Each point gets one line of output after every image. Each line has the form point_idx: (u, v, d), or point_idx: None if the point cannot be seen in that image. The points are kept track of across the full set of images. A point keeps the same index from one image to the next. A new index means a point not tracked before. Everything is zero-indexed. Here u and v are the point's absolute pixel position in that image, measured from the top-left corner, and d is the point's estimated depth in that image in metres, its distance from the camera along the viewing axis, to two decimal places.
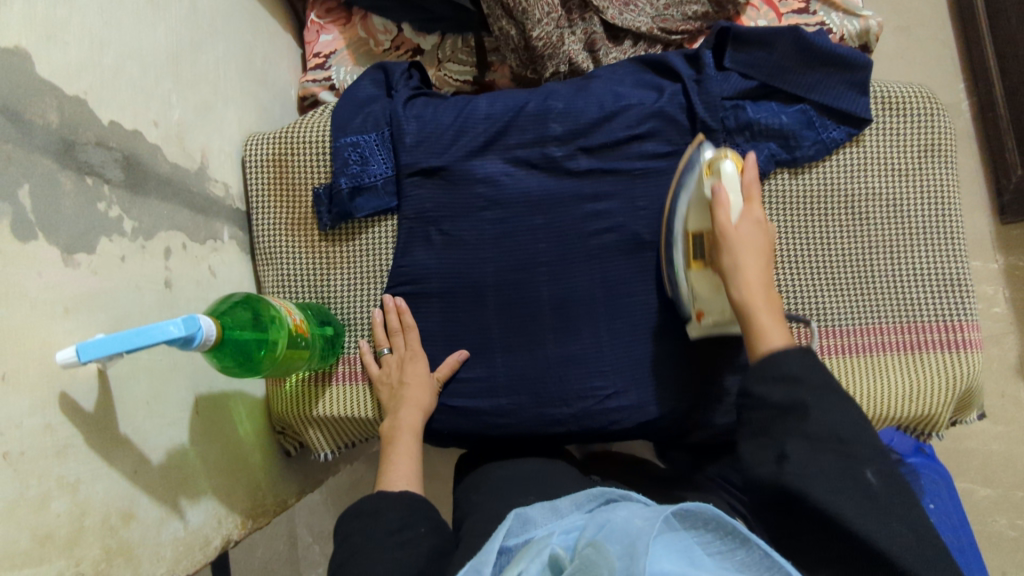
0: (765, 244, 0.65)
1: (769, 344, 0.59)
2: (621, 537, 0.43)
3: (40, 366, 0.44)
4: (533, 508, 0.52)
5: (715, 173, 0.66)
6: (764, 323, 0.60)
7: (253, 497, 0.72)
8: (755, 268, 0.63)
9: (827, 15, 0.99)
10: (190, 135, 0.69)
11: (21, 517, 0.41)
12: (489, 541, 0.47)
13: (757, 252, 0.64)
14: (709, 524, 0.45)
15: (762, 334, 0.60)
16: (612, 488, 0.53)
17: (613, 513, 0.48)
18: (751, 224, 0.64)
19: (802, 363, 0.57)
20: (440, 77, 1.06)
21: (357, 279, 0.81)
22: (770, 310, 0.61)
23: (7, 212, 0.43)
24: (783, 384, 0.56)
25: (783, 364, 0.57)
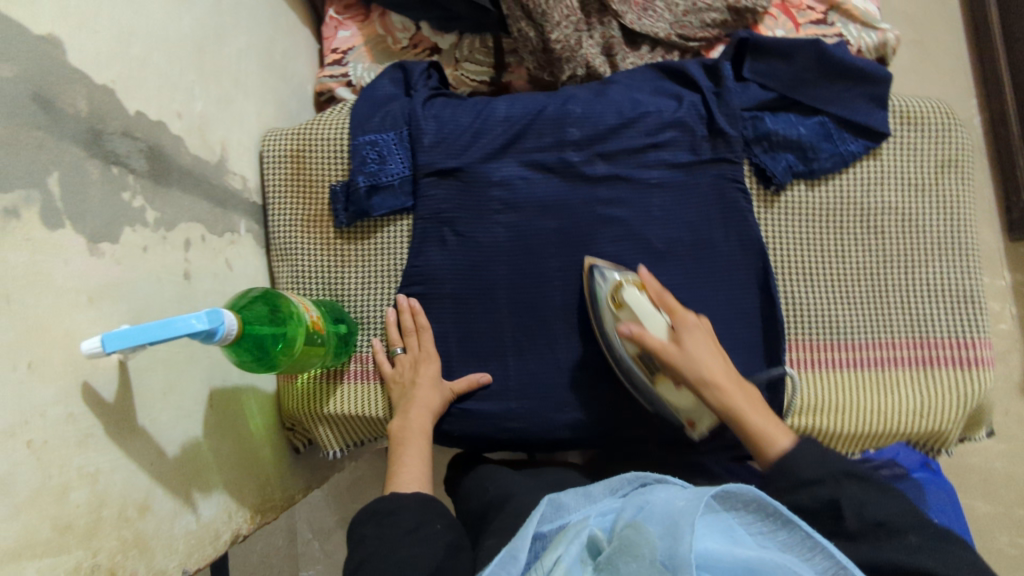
0: (710, 340, 0.68)
1: (773, 442, 0.61)
2: (664, 519, 0.44)
3: (64, 354, 0.44)
4: (566, 493, 0.52)
5: (628, 309, 0.68)
6: (759, 421, 0.62)
7: (262, 492, 0.72)
8: (714, 369, 0.65)
9: (845, 26, 0.99)
10: (210, 127, 0.69)
11: (43, 506, 0.41)
12: (522, 530, 0.47)
13: (705, 350, 0.66)
14: (749, 505, 0.46)
15: (761, 432, 0.62)
16: (647, 473, 0.52)
17: (652, 493, 0.49)
18: (688, 336, 0.66)
19: (816, 464, 0.54)
20: (457, 77, 1.06)
21: (371, 278, 0.81)
22: (754, 407, 0.63)
23: (36, 199, 0.43)
24: (807, 488, 0.53)
25: (801, 470, 0.54)
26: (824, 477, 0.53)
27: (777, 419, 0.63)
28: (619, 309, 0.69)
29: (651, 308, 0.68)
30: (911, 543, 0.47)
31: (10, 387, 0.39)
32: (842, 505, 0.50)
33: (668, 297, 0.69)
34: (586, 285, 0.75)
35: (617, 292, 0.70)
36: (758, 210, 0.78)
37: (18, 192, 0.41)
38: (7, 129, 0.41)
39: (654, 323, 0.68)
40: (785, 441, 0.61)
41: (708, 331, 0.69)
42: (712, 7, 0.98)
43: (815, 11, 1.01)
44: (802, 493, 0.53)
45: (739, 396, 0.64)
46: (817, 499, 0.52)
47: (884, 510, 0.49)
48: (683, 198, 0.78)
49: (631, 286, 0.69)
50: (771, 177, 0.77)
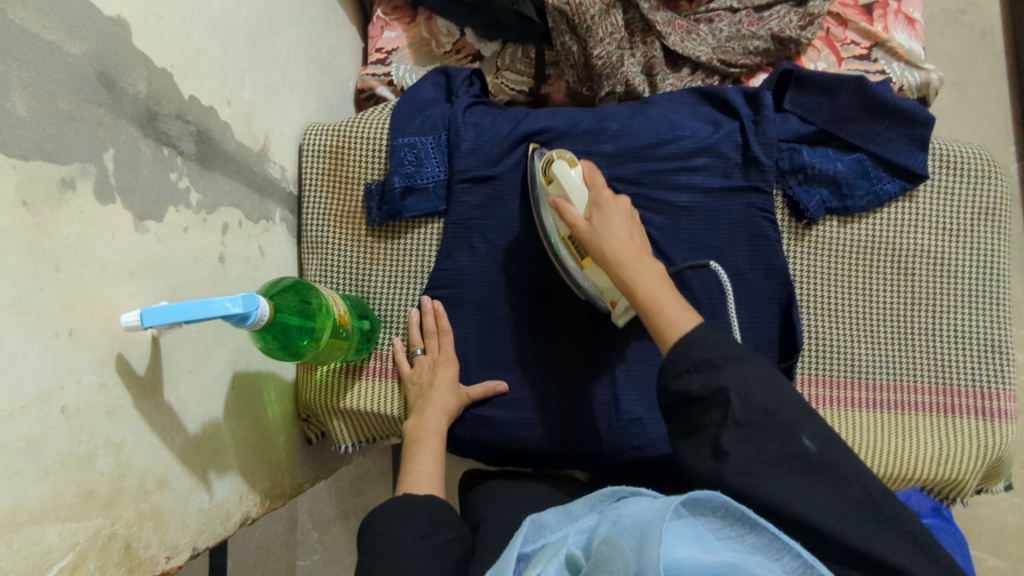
0: (628, 222, 0.64)
1: (671, 322, 0.57)
2: (634, 529, 0.41)
3: (102, 326, 0.45)
4: (548, 512, 0.53)
5: (556, 182, 0.67)
6: (662, 304, 0.58)
7: (272, 478, 0.73)
8: (624, 245, 0.61)
9: (889, 64, 0.99)
10: (256, 116, 0.70)
11: (70, 471, 0.42)
12: (506, 550, 0.47)
13: (621, 225, 0.63)
14: (717, 511, 0.42)
15: (663, 315, 0.57)
16: (623, 487, 0.53)
17: (624, 509, 0.47)
18: (604, 212, 0.63)
19: (714, 347, 0.52)
20: (497, 85, 1.07)
21: (398, 277, 0.82)
22: (662, 289, 0.59)
23: (92, 173, 0.44)
24: (698, 373, 0.52)
25: (692, 353, 0.52)
26: (714, 359, 0.51)
27: (685, 306, 0.58)
28: (551, 183, 0.69)
29: (576, 186, 0.66)
30: (807, 454, 0.47)
31: (52, 353, 0.40)
32: (731, 394, 0.50)
33: (597, 175, 0.66)
34: (532, 172, 0.77)
35: (548, 166, 0.69)
36: (788, 243, 0.78)
37: (76, 165, 0.42)
38: (72, 105, 0.43)
39: (579, 196, 0.66)
40: (684, 319, 0.56)
41: (632, 215, 0.66)
42: (756, 35, 0.98)
43: (859, 46, 1.01)
44: (694, 377, 0.52)
45: (645, 274, 0.60)
46: (707, 385, 0.51)
47: (772, 398, 0.49)
48: (714, 223, 0.78)
49: (562, 159, 0.68)
50: (804, 211, 0.77)
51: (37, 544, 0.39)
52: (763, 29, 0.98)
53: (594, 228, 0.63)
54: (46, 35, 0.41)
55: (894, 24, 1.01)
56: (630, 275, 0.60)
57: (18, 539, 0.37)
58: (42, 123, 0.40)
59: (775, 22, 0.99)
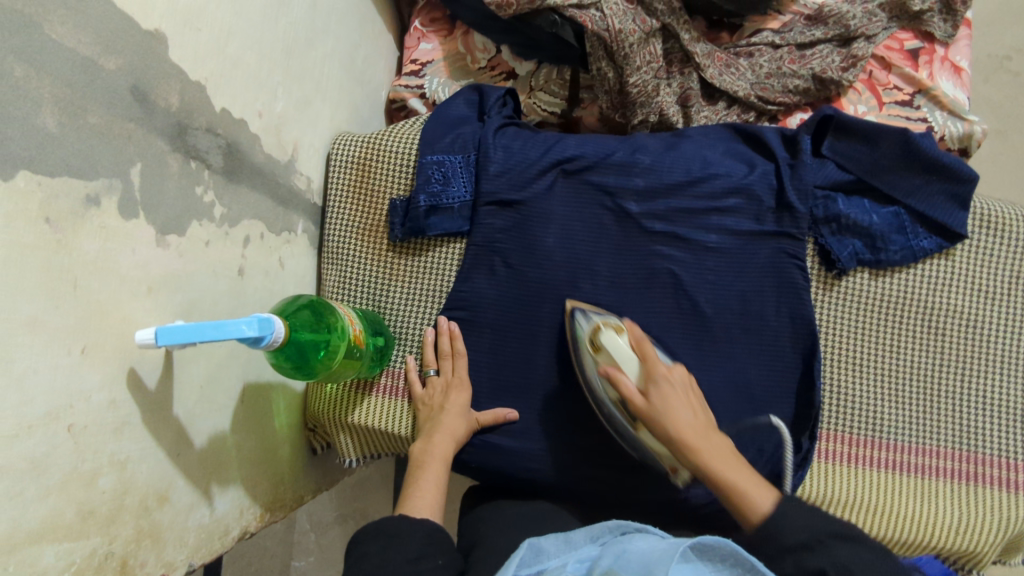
0: (686, 394, 0.63)
1: (753, 504, 0.56)
2: (639, 565, 0.45)
3: (116, 342, 0.44)
4: (546, 538, 0.52)
5: (605, 352, 0.67)
6: (740, 485, 0.57)
7: (274, 491, 0.72)
8: (688, 422, 0.61)
9: (931, 111, 0.97)
10: (287, 128, 0.70)
11: (73, 489, 0.41)
12: (500, 571, 0.46)
13: (683, 400, 0.62)
14: (727, 560, 0.46)
15: (742, 498, 0.57)
16: (629, 523, 0.53)
17: (629, 543, 0.49)
18: (663, 387, 0.63)
19: (803, 529, 0.52)
20: (530, 104, 1.06)
21: (416, 296, 0.81)
22: (734, 468, 0.59)
23: (117, 188, 0.43)
24: (791, 555, 0.51)
25: (785, 536, 0.52)
26: (808, 542, 0.51)
27: (763, 484, 0.58)
28: (599, 352, 0.68)
29: (628, 357, 0.66)
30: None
31: (63, 371, 0.40)
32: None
33: (646, 344, 0.66)
34: (569, 330, 0.75)
35: (596, 335, 0.69)
36: (817, 291, 0.76)
37: (101, 181, 0.42)
38: (102, 120, 0.42)
39: (631, 368, 0.66)
40: (766, 501, 0.56)
41: (689, 384, 0.65)
42: (797, 73, 0.96)
43: (901, 92, 0.98)
44: (786, 561, 0.51)
45: (715, 453, 0.59)
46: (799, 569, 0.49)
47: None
48: (740, 265, 0.76)
49: (610, 330, 0.68)
50: (835, 260, 0.74)
51: (31, 564, 0.38)
52: (804, 68, 0.96)
53: (654, 405, 0.62)
54: (82, 49, 0.40)
55: (939, 71, 0.98)
56: (697, 455, 0.60)
57: (15, 561, 0.37)
58: (72, 139, 0.40)
59: (817, 61, 0.96)
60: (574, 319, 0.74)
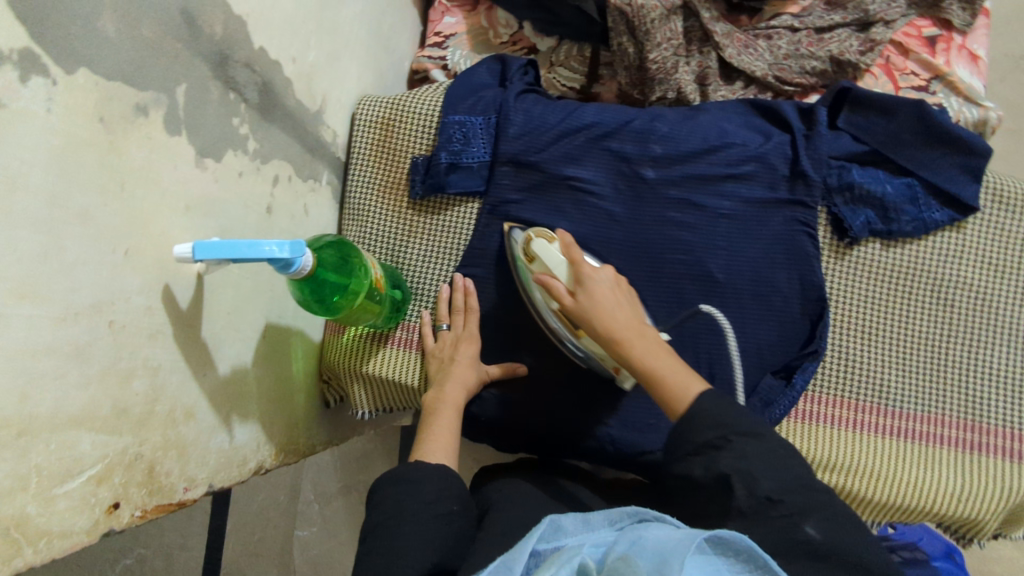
0: (615, 288, 0.65)
1: (681, 391, 0.57)
2: (654, 555, 0.43)
3: (155, 252, 0.46)
4: (566, 515, 0.52)
5: (538, 260, 0.70)
6: (671, 377, 0.58)
7: (289, 434, 0.74)
8: (617, 318, 0.62)
9: (947, 97, 0.98)
10: (317, 79, 0.72)
11: (109, 385, 0.43)
12: (518, 544, 0.46)
13: (613, 299, 0.63)
14: (740, 554, 0.43)
15: (670, 388, 0.57)
16: (648, 510, 0.50)
17: (645, 530, 0.47)
18: (591, 285, 0.64)
19: (714, 422, 0.52)
20: (549, 79, 1.07)
21: (434, 252, 0.83)
22: (660, 357, 0.60)
23: (164, 103, 0.46)
24: (700, 457, 0.52)
25: (697, 434, 0.53)
26: (714, 441, 0.51)
27: (689, 372, 0.58)
28: (534, 262, 0.71)
29: (559, 264, 0.68)
30: (813, 544, 0.46)
31: (108, 269, 0.42)
32: (734, 482, 0.49)
33: (573, 247, 0.67)
34: (511, 250, 0.78)
35: (529, 246, 0.72)
36: (828, 260, 0.77)
37: (149, 93, 0.44)
38: (154, 35, 0.45)
39: (562, 272, 0.67)
40: (697, 386, 0.57)
41: (617, 280, 0.67)
42: (814, 54, 0.97)
43: (918, 77, 0.99)
44: (695, 461, 0.52)
45: (649, 348, 0.60)
46: (709, 472, 0.50)
47: (778, 485, 0.49)
48: (752, 233, 0.77)
49: (540, 239, 0.70)
50: (847, 229, 0.76)
51: (69, 449, 0.40)
52: (822, 50, 0.97)
53: (583, 303, 0.64)
54: None
55: (956, 58, 1.00)
56: (619, 340, 0.61)
57: (55, 441, 0.39)
58: (127, 47, 0.42)
59: (835, 45, 0.97)
60: (512, 238, 0.77)
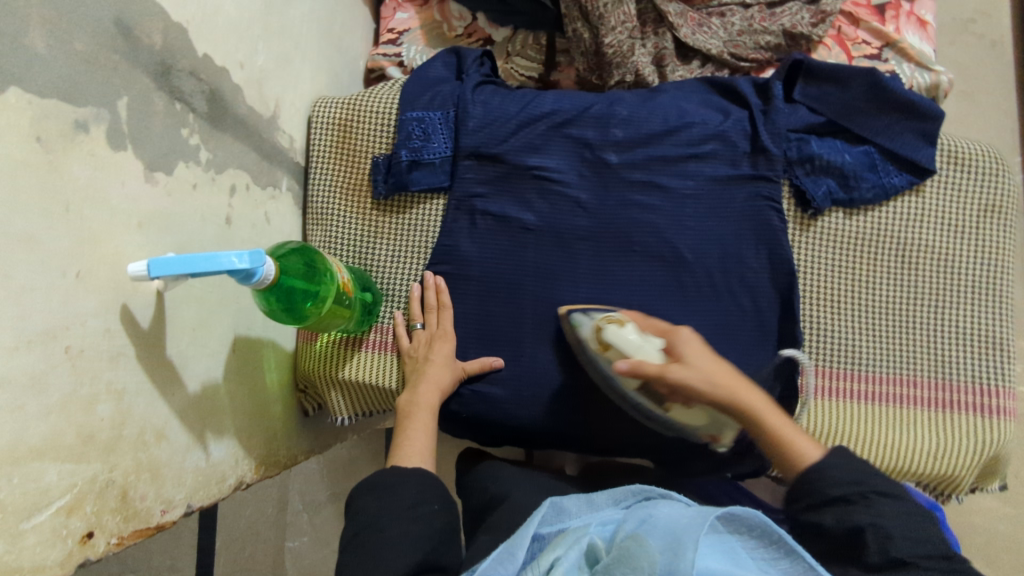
0: (705, 349, 0.67)
1: (801, 449, 0.60)
2: (664, 533, 0.45)
3: (109, 272, 0.45)
4: (569, 497, 0.55)
5: (614, 347, 0.67)
6: (787, 433, 0.61)
7: (269, 446, 0.73)
8: (718, 381, 0.63)
9: (899, 64, 0.99)
10: (268, 83, 0.70)
11: (72, 413, 0.42)
12: (522, 529, 0.49)
13: (713, 363, 0.65)
14: (753, 530, 0.47)
15: (790, 445, 0.61)
16: (653, 487, 0.54)
17: (654, 508, 0.50)
18: (689, 353, 0.65)
19: (843, 480, 0.54)
20: (507, 70, 1.06)
21: (402, 251, 0.82)
22: (772, 414, 0.63)
23: (105, 118, 0.45)
24: (831, 508, 0.53)
25: (823, 490, 0.54)
26: (850, 496, 0.52)
27: (797, 426, 0.63)
28: (608, 347, 0.68)
29: (637, 346, 0.66)
30: None
31: (59, 292, 0.41)
32: (867, 536, 0.50)
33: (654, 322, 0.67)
34: (566, 327, 0.76)
35: (601, 333, 0.69)
36: (794, 232, 0.78)
37: (89, 108, 0.43)
38: (88, 48, 0.43)
39: (646, 353, 0.66)
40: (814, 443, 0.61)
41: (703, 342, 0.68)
42: (768, 29, 0.98)
43: (870, 46, 1.01)
44: (825, 512, 0.53)
45: (758, 404, 0.63)
46: (840, 524, 0.52)
47: (911, 544, 0.49)
48: (717, 210, 0.78)
49: (611, 324, 0.68)
50: (810, 200, 0.77)
51: (35, 481, 0.39)
52: (775, 24, 0.98)
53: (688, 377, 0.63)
54: None
55: (906, 25, 1.01)
56: (740, 406, 0.63)
57: (18, 474, 0.38)
58: (59, 62, 0.41)
59: (787, 18, 0.98)
60: (571, 318, 0.74)
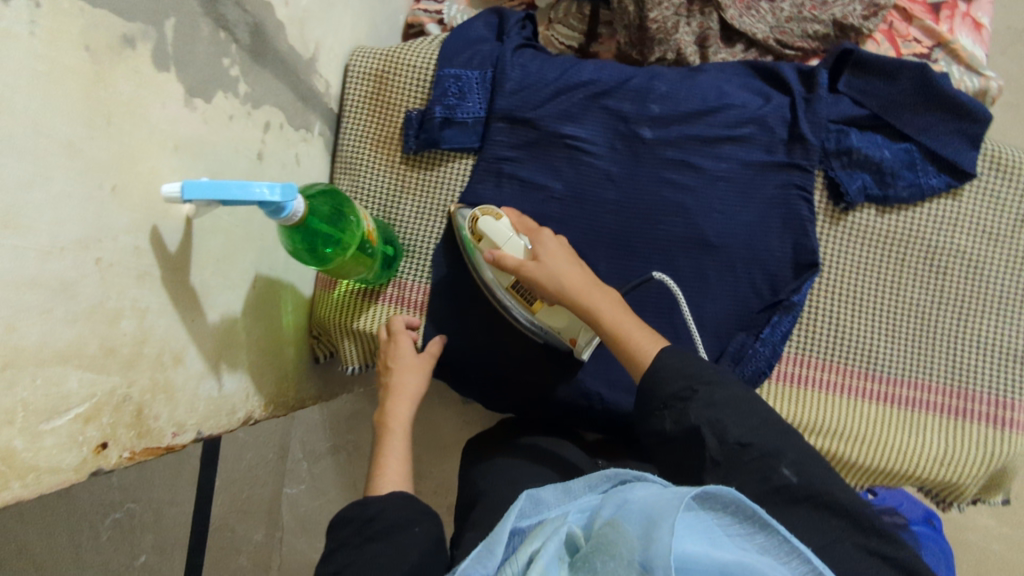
0: (566, 252, 0.71)
1: (641, 348, 0.63)
2: (641, 518, 0.45)
3: (143, 191, 0.45)
4: (546, 487, 0.54)
5: (485, 238, 0.70)
6: (627, 332, 0.64)
7: (279, 386, 0.74)
8: (573, 279, 0.67)
9: (948, 66, 0.97)
10: (310, 25, 0.70)
11: (97, 324, 0.43)
12: (500, 524, 0.48)
13: (570, 264, 0.69)
14: (728, 507, 0.46)
15: (628, 344, 0.64)
16: (627, 470, 0.53)
17: (630, 492, 0.50)
18: (548, 253, 0.69)
19: (678, 374, 0.58)
20: (547, 36, 1.05)
21: (426, 208, 0.82)
22: (620, 317, 0.65)
23: (152, 37, 0.45)
24: (671, 412, 0.57)
25: (662, 389, 0.58)
26: (682, 392, 0.57)
27: (647, 331, 0.65)
28: (480, 239, 0.71)
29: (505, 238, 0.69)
30: (790, 487, 0.51)
31: (95, 204, 0.41)
32: (706, 434, 0.54)
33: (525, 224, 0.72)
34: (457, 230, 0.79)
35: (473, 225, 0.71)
36: (822, 225, 0.77)
37: (137, 24, 0.43)
38: None
39: (511, 245, 0.69)
40: (654, 346, 0.63)
41: (566, 248, 0.72)
42: (817, 19, 0.95)
43: (920, 44, 0.98)
44: (667, 415, 0.57)
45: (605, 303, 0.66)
46: (680, 427, 0.56)
47: (746, 430, 0.54)
48: (748, 195, 0.77)
49: (487, 216, 0.70)
50: (843, 193, 0.76)
51: (57, 385, 0.40)
52: (825, 13, 0.95)
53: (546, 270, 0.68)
54: None
55: (959, 27, 0.99)
56: (585, 305, 0.66)
57: (42, 375, 0.39)
58: None
59: (838, 9, 0.95)
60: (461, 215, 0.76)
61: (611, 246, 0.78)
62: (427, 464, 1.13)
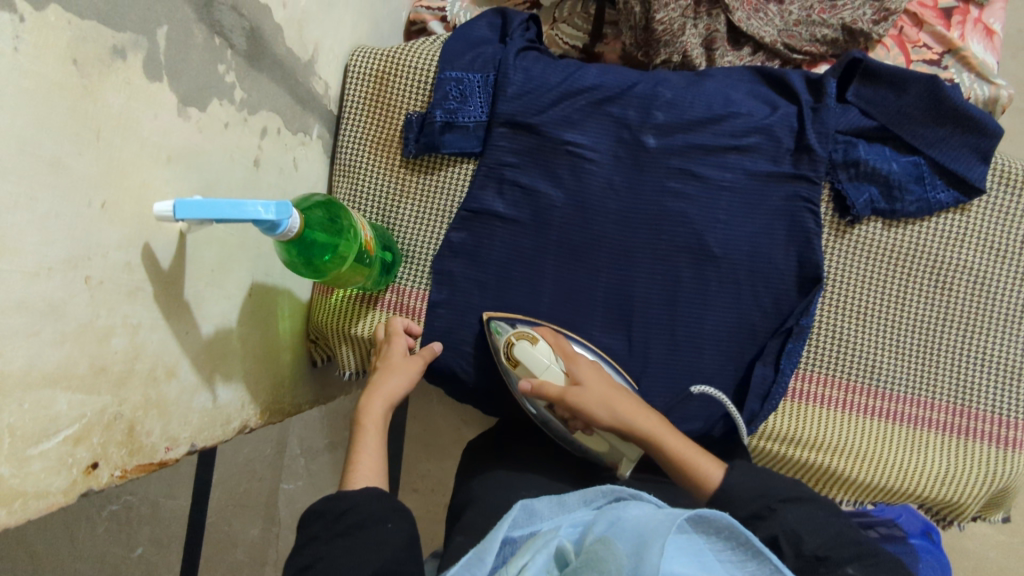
0: (604, 373, 0.70)
1: (703, 470, 0.63)
2: (632, 536, 0.45)
3: (134, 205, 0.44)
4: (540, 499, 0.53)
5: (521, 364, 0.70)
6: (686, 454, 0.65)
7: (275, 392, 0.73)
8: (618, 407, 0.67)
9: (958, 73, 0.95)
10: (309, 26, 0.68)
11: (87, 343, 0.42)
12: (491, 532, 0.47)
13: (611, 388, 0.68)
14: (721, 532, 0.47)
15: (691, 466, 0.64)
16: (623, 488, 0.53)
17: (623, 510, 0.50)
18: (588, 377, 0.69)
19: (752, 496, 0.58)
20: (551, 36, 1.03)
21: (426, 213, 0.81)
22: (672, 438, 0.66)
23: (143, 47, 0.43)
24: (756, 529, 0.56)
25: (739, 509, 0.58)
26: (761, 510, 0.56)
27: (702, 449, 0.66)
28: (517, 365, 0.71)
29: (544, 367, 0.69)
30: None
31: (83, 222, 0.40)
32: (781, 542, 0.53)
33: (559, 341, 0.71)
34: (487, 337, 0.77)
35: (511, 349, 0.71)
36: (828, 237, 0.76)
37: (128, 34, 0.42)
38: None
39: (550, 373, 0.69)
40: (715, 467, 0.63)
41: (602, 365, 0.71)
42: (826, 23, 0.93)
43: (930, 51, 0.97)
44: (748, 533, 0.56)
45: (655, 426, 0.67)
46: (761, 536, 0.54)
47: (824, 543, 0.51)
48: (753, 205, 0.76)
49: (523, 340, 0.70)
50: (850, 207, 0.74)
51: (46, 407, 0.39)
52: (834, 18, 0.93)
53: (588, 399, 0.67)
54: None
55: (971, 33, 0.97)
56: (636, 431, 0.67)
57: (30, 399, 0.38)
58: None
59: (848, 13, 0.93)
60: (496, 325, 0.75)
61: (613, 254, 0.77)
62: (424, 465, 1.12)
